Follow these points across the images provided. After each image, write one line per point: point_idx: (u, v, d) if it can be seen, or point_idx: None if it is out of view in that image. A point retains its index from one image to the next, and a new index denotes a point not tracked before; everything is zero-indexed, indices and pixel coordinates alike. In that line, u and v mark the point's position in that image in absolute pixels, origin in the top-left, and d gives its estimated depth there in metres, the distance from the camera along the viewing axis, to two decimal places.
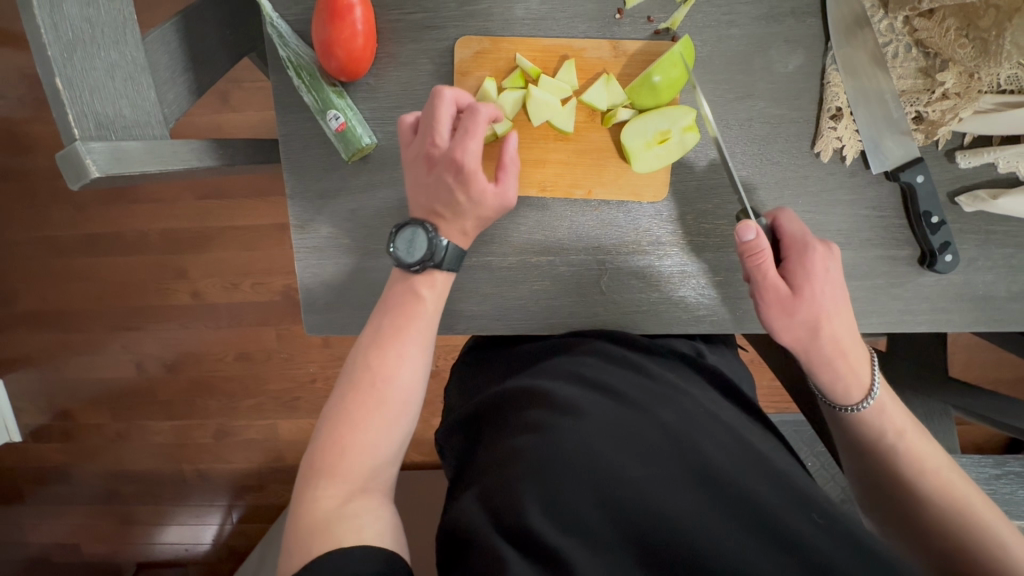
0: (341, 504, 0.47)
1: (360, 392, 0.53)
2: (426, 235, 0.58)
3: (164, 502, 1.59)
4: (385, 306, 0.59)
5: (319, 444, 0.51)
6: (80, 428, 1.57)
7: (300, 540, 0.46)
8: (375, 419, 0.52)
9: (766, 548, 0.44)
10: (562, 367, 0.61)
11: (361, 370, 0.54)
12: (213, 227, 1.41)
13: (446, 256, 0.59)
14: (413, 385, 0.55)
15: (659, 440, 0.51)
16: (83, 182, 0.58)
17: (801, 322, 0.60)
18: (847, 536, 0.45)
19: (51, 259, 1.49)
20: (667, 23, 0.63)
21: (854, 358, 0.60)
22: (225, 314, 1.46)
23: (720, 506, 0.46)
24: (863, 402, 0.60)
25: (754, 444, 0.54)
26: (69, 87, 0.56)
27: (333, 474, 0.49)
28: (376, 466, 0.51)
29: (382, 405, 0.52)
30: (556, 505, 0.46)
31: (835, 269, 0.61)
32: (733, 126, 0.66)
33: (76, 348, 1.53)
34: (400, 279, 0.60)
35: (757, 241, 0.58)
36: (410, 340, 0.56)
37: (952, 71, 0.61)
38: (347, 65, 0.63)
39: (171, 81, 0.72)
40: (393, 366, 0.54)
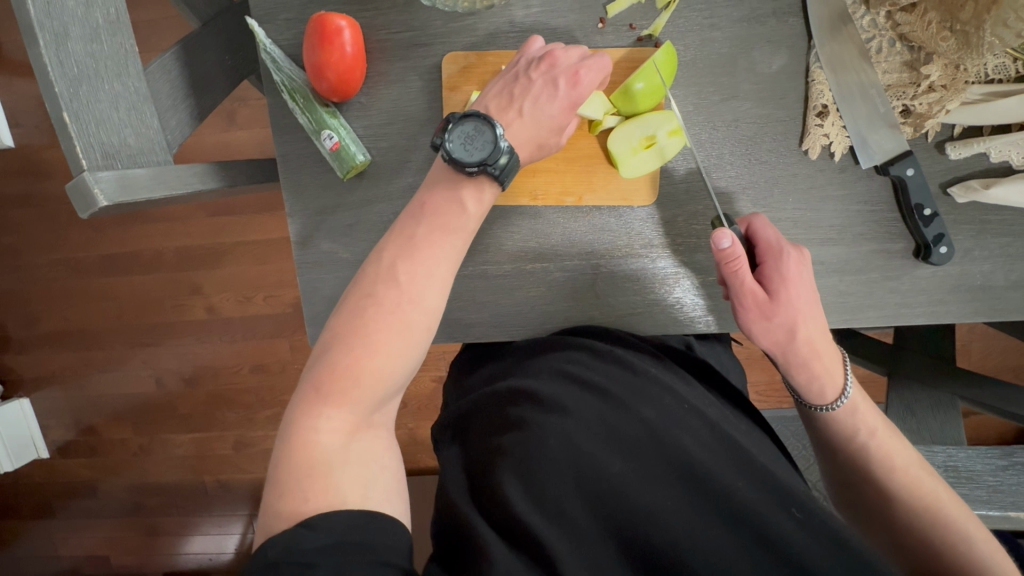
0: (343, 437, 0.47)
1: (385, 308, 0.52)
2: (490, 133, 0.57)
3: (187, 513, 1.63)
4: (421, 213, 0.57)
5: (331, 359, 0.50)
6: (104, 443, 1.61)
7: (296, 467, 0.45)
8: (395, 342, 0.51)
9: (741, 543, 0.46)
10: (547, 364, 0.61)
11: (386, 283, 0.53)
12: (225, 243, 1.45)
13: (503, 167, 0.58)
14: (434, 311, 0.54)
15: (642, 437, 0.52)
16: (93, 211, 0.61)
17: (780, 323, 0.61)
18: (824, 530, 0.46)
19: (72, 280, 1.54)
20: (649, 30, 0.64)
21: (831, 359, 0.61)
22: (240, 327, 1.49)
23: (698, 503, 0.48)
24: (836, 401, 0.60)
25: (735, 437, 0.54)
26: (76, 120, 0.59)
27: (343, 397, 0.48)
28: (386, 392, 0.51)
29: (406, 325, 0.52)
30: (541, 501, 0.48)
31: (807, 273, 0.62)
32: (720, 127, 0.66)
33: (98, 366, 1.57)
34: (445, 183, 0.59)
35: (733, 248, 0.59)
36: (437, 263, 0.55)
37: (936, 64, 0.60)
38: (338, 86, 0.65)
39: (173, 108, 0.75)
40: (420, 288, 0.53)
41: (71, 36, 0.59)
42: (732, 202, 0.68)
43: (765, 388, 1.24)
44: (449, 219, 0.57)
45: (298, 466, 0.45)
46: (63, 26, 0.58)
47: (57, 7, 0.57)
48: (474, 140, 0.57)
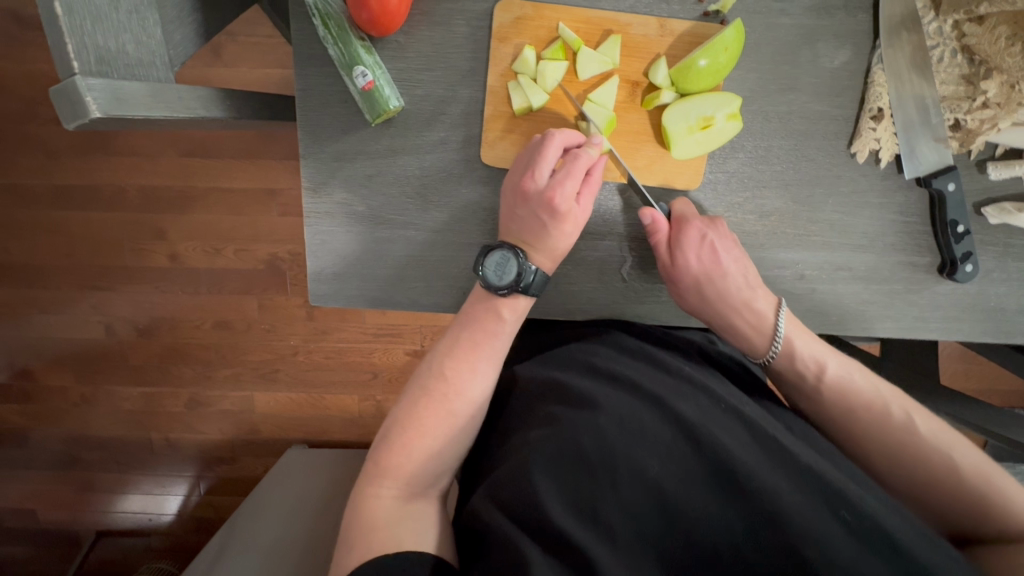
0: (399, 505, 0.50)
1: (436, 400, 0.55)
2: (517, 260, 0.58)
3: (129, 470, 1.53)
4: (465, 318, 0.60)
5: (390, 440, 0.53)
6: (42, 389, 1.48)
7: (358, 533, 0.48)
8: (441, 428, 0.54)
9: (786, 549, 0.43)
10: (575, 357, 0.60)
11: (434, 378, 0.56)
12: (198, 187, 1.34)
13: (533, 281, 0.58)
14: (481, 402, 0.57)
15: (676, 435, 0.50)
16: (81, 122, 0.52)
17: (688, 287, 0.64)
18: (878, 542, 0.42)
19: (17, 208, 1.39)
20: (717, 6, 0.61)
21: (752, 311, 0.64)
22: (205, 279, 1.39)
23: (739, 506, 0.45)
24: (770, 350, 0.64)
25: (772, 434, 0.51)
26: (70, 13, 0.50)
27: (395, 476, 0.51)
28: (435, 473, 0.53)
29: (452, 416, 0.55)
30: (575, 501, 0.45)
31: (714, 234, 0.63)
32: (773, 119, 0.64)
33: (41, 306, 1.44)
34: (482, 299, 0.59)
35: (655, 225, 0.63)
36: (483, 357, 0.57)
37: (995, 81, 0.60)
38: (379, 18, 0.58)
39: (178, 21, 0.66)
40: (465, 381, 0.56)
41: None
42: (773, 198, 0.66)
43: None
44: (500, 319, 0.59)
45: (361, 528, 0.48)
46: None
47: None
48: (503, 267, 0.58)
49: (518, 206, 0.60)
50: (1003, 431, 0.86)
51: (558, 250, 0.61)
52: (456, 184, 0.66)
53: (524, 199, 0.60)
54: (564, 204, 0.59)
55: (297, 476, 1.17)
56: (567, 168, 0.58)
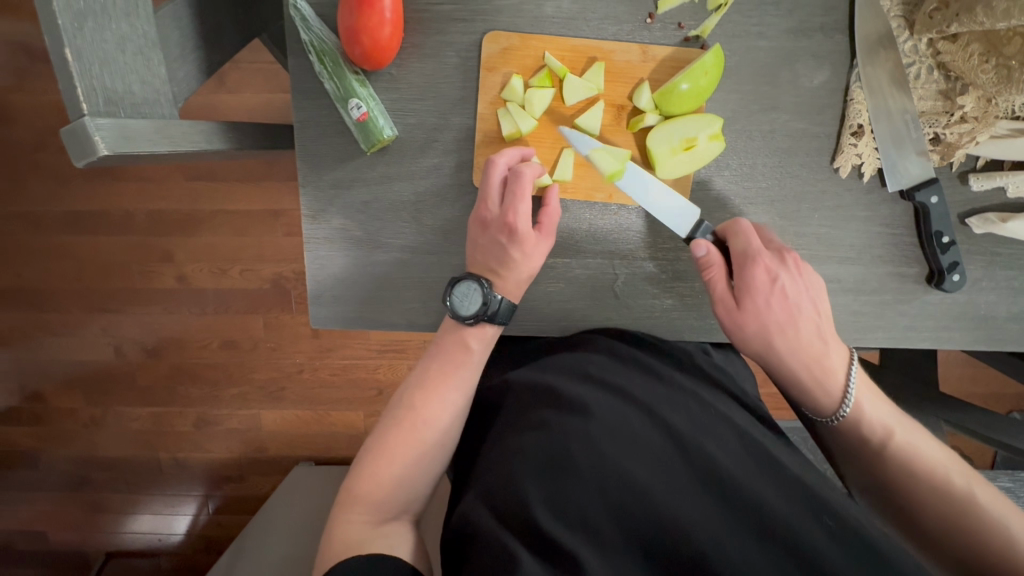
0: (370, 529, 0.52)
1: (407, 429, 0.56)
2: (481, 291, 0.60)
3: (139, 491, 1.55)
4: (435, 349, 0.61)
5: (362, 469, 0.55)
6: (53, 412, 1.51)
7: (330, 557, 0.50)
8: (411, 456, 0.55)
9: (770, 555, 0.44)
10: (568, 364, 0.61)
11: (404, 408, 0.58)
12: (203, 210, 1.38)
13: (499, 309, 0.60)
14: (451, 429, 0.58)
15: (665, 445, 0.51)
16: (89, 160, 0.55)
17: (755, 333, 0.62)
18: (857, 544, 0.44)
19: (29, 235, 1.43)
20: (697, 32, 0.64)
21: (824, 365, 0.61)
22: (212, 300, 1.42)
23: (726, 514, 0.46)
24: (839, 412, 0.61)
25: (761, 449, 0.53)
26: (78, 58, 0.53)
27: (365, 501, 0.53)
28: (407, 497, 0.55)
29: (421, 444, 0.56)
30: (566, 506, 0.46)
31: (784, 278, 0.61)
32: (756, 137, 0.66)
33: (51, 329, 1.47)
34: (451, 328, 0.62)
35: (709, 256, 0.63)
36: (453, 386, 0.59)
37: (971, 96, 0.62)
38: (371, 53, 0.61)
39: (181, 58, 0.69)
40: (434, 410, 0.57)
41: None
42: (759, 213, 0.68)
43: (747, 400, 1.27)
44: (469, 349, 0.60)
45: (333, 552, 0.50)
46: None
47: None
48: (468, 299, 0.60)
49: (478, 235, 0.63)
50: (1004, 437, 0.86)
51: (524, 275, 0.62)
52: (450, 207, 0.68)
53: (483, 228, 0.62)
54: (521, 227, 0.60)
55: (303, 494, 1.18)
56: (512, 190, 0.60)
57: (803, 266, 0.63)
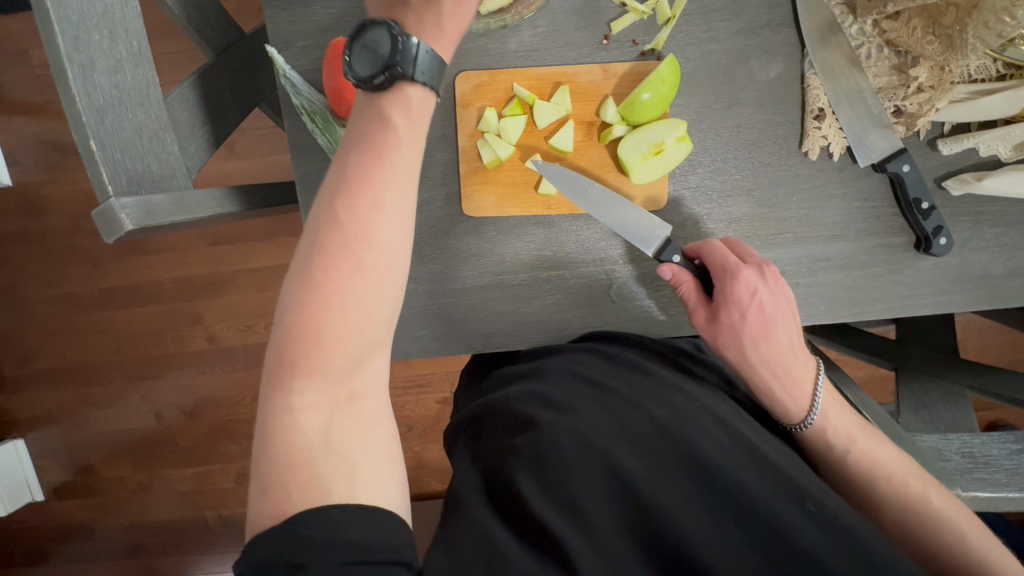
0: (323, 418, 0.43)
1: (342, 264, 0.44)
2: (388, 34, 0.47)
3: (189, 551, 1.59)
4: (358, 141, 0.47)
5: (291, 332, 0.43)
6: (104, 481, 1.58)
7: (277, 457, 0.42)
8: (350, 285, 0.44)
9: (754, 539, 0.48)
10: (560, 365, 0.65)
11: (328, 229, 0.44)
12: (226, 271, 1.46)
13: (416, 57, 0.47)
14: (394, 246, 0.46)
15: (651, 435, 0.55)
16: (118, 235, 0.61)
17: (726, 346, 0.65)
18: (837, 527, 0.48)
19: (71, 315, 1.53)
20: (651, 45, 0.68)
21: (792, 378, 0.63)
22: (242, 355, 1.49)
23: (710, 501, 0.51)
24: (807, 419, 0.63)
25: (745, 438, 0.57)
26: (102, 147, 0.61)
27: (304, 371, 0.43)
28: (358, 352, 0.44)
29: (362, 273, 0.44)
30: (556, 497, 0.50)
31: (763, 291, 0.64)
32: (723, 134, 0.70)
33: (97, 402, 1.55)
34: (364, 104, 0.49)
35: (676, 277, 0.67)
36: (387, 189, 0.45)
37: (923, 67, 0.64)
38: (356, 106, 0.67)
39: (191, 135, 0.77)
40: (369, 246, 0.44)
41: (97, 68, 0.62)
42: (738, 205, 0.71)
43: None
44: (400, 146, 0.47)
45: (282, 453, 0.42)
46: (90, 59, 0.61)
47: (84, 40, 0.61)
48: (372, 49, 0.47)
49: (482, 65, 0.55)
50: None
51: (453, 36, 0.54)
52: (445, 237, 0.72)
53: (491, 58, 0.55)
54: None
55: None
56: None
57: (779, 279, 0.65)
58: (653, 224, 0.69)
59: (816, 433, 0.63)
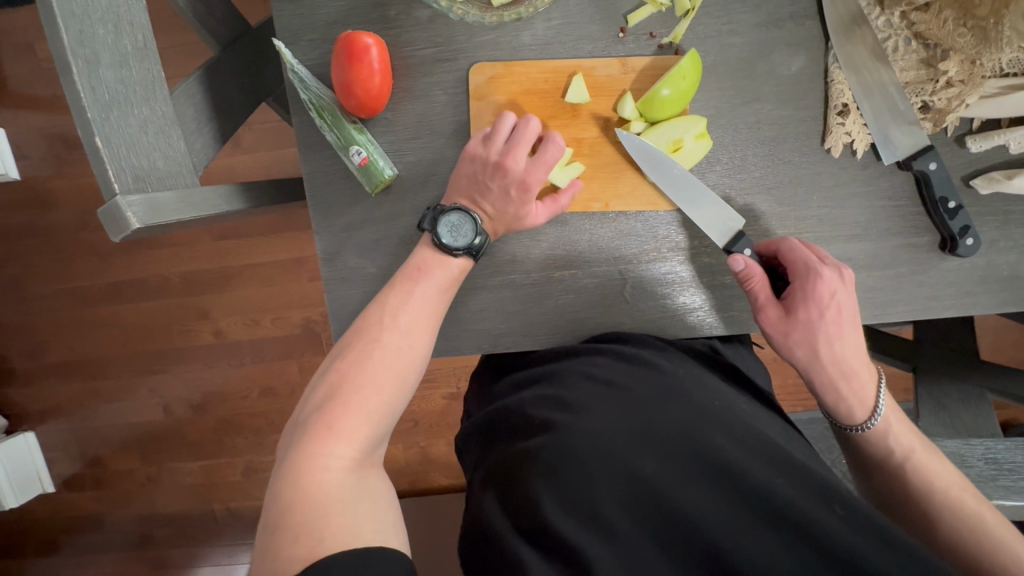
0: (346, 477, 0.49)
1: (383, 348, 0.57)
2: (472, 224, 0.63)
3: (197, 544, 1.59)
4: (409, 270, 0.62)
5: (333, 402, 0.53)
6: (113, 474, 1.59)
7: (304, 511, 0.45)
8: (384, 371, 0.56)
9: (783, 539, 0.47)
10: (574, 368, 0.64)
11: (370, 327, 0.58)
12: (234, 266, 1.45)
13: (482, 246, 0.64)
14: (417, 347, 0.60)
15: (671, 435, 0.54)
16: (124, 234, 0.61)
17: (800, 344, 0.63)
18: (866, 526, 0.48)
19: (78, 309, 1.53)
20: (669, 38, 0.66)
21: (858, 381, 0.64)
22: (249, 351, 1.49)
23: (734, 503, 0.50)
24: (869, 421, 0.64)
25: (766, 439, 0.56)
26: (108, 144, 0.60)
27: (338, 427, 0.51)
28: (379, 433, 0.54)
29: (392, 357, 0.57)
30: (575, 503, 0.50)
31: (843, 291, 0.63)
32: (743, 129, 0.68)
33: (105, 396, 1.56)
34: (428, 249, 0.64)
35: (748, 269, 0.64)
36: (418, 299, 0.61)
37: (953, 60, 0.62)
38: (365, 102, 0.66)
39: (197, 131, 0.76)
40: (398, 342, 0.58)
41: (102, 63, 0.61)
42: (757, 203, 0.69)
43: (782, 392, 1.32)
44: (428, 271, 0.63)
45: (312, 506, 0.46)
46: (95, 53, 0.60)
47: (89, 34, 0.59)
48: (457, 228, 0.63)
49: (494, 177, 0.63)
50: None
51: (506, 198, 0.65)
52: None
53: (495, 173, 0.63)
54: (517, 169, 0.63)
55: None
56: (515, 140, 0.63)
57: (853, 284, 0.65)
58: (726, 215, 0.67)
59: (878, 436, 0.63)
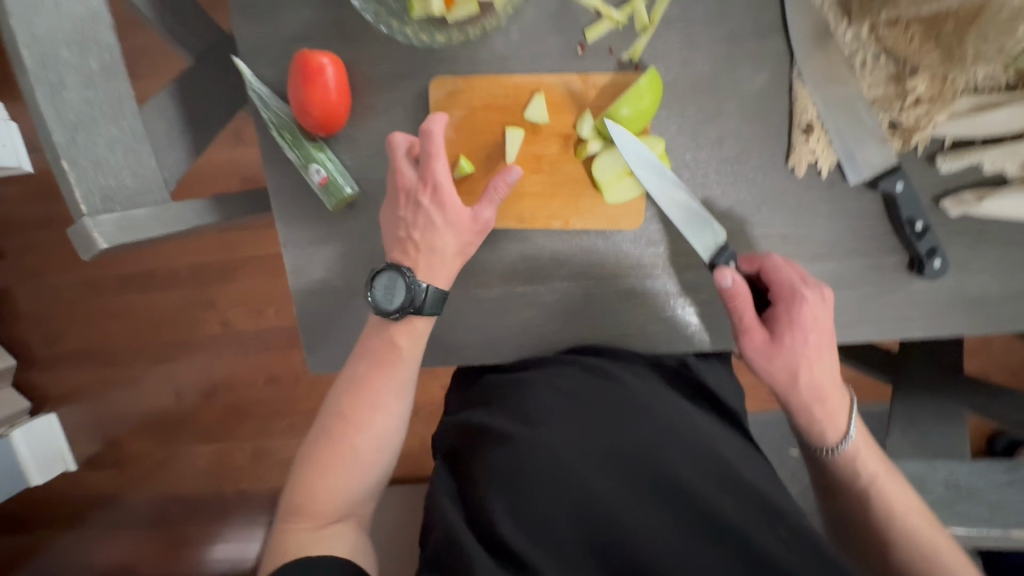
0: (312, 534, 0.56)
1: (344, 443, 0.59)
2: (404, 280, 0.62)
3: (209, 523, 1.67)
4: (361, 356, 0.63)
5: (319, 448, 0.60)
6: (128, 456, 1.67)
7: (283, 550, 0.55)
8: (342, 471, 0.59)
9: (726, 561, 0.49)
10: (540, 379, 0.65)
11: (336, 419, 0.61)
12: (237, 258, 1.50)
13: (426, 301, 0.62)
14: (387, 437, 0.61)
15: (628, 450, 0.56)
16: (93, 254, 0.63)
17: (779, 368, 0.61)
18: (808, 550, 0.49)
19: (90, 300, 1.60)
20: (628, 53, 0.65)
21: (832, 404, 0.62)
22: (252, 340, 1.54)
23: (682, 521, 0.51)
24: (839, 444, 0.62)
25: (724, 458, 0.58)
26: (74, 165, 0.62)
27: (307, 518, 0.57)
28: (351, 502, 0.59)
29: (356, 454, 0.59)
30: (526, 516, 0.51)
31: (826, 313, 0.61)
32: (703, 147, 0.66)
33: (117, 382, 1.63)
34: (378, 327, 0.64)
35: (735, 287, 0.60)
36: (384, 391, 0.62)
37: (922, 77, 0.60)
38: (323, 121, 0.66)
39: (170, 146, 0.78)
40: (368, 418, 0.60)
41: (68, 85, 0.63)
42: (720, 222, 0.67)
43: None
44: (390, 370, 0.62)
45: (283, 548, 0.56)
46: (60, 77, 0.62)
47: (53, 58, 0.61)
48: (393, 289, 0.62)
49: (421, 211, 0.63)
50: None
51: None
52: None
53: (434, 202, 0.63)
54: None
55: None
56: None
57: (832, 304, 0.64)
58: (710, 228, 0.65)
59: (847, 460, 0.62)
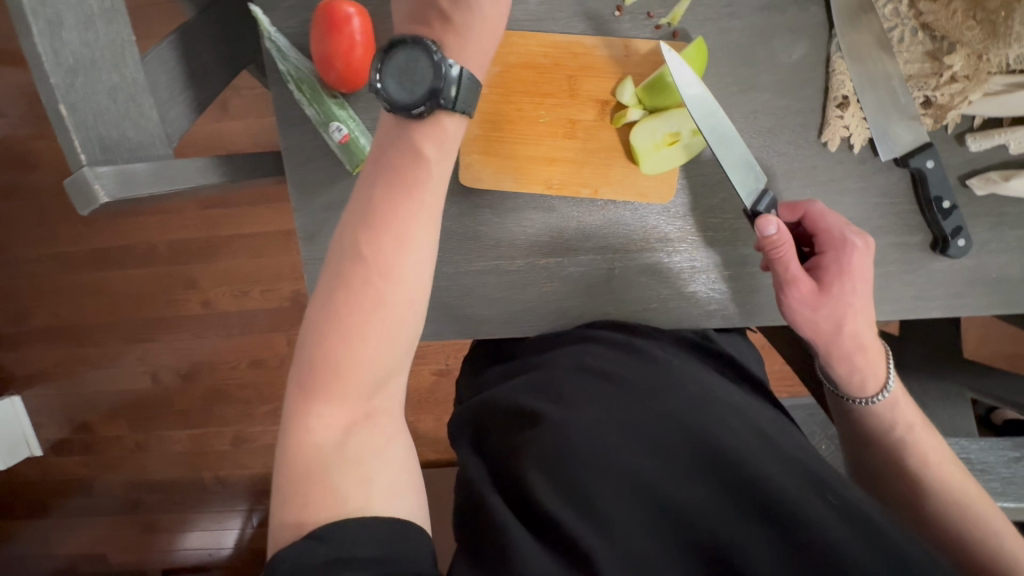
0: (340, 435, 0.43)
1: (361, 292, 0.44)
2: (427, 58, 0.48)
3: (186, 509, 1.60)
4: (378, 169, 0.48)
5: (331, 308, 0.44)
6: (100, 440, 1.59)
7: (297, 476, 0.42)
8: (372, 327, 0.44)
9: (776, 531, 0.46)
10: (565, 359, 0.63)
11: (350, 261, 0.45)
12: (221, 235, 1.43)
13: (458, 90, 0.49)
14: (417, 283, 0.46)
15: (667, 425, 0.53)
16: (93, 207, 0.59)
17: (827, 316, 0.61)
18: (860, 517, 0.46)
19: (62, 274, 1.51)
20: (666, 19, 0.64)
21: (872, 353, 0.62)
22: (237, 321, 1.47)
23: (729, 494, 0.49)
24: (878, 394, 0.63)
25: (764, 433, 0.55)
26: (74, 113, 0.57)
27: (330, 392, 0.43)
28: (381, 377, 0.45)
29: (382, 304, 0.44)
30: (568, 492, 0.49)
31: (869, 263, 0.62)
32: (739, 119, 0.65)
33: (91, 362, 1.55)
34: (394, 129, 0.50)
35: (779, 235, 0.59)
36: (413, 225, 0.46)
37: (959, 54, 0.61)
38: (346, 76, 0.63)
39: (171, 100, 0.72)
40: (391, 258, 0.45)
41: (66, 25, 0.57)
42: None
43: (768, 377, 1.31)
44: (419, 182, 0.48)
45: (298, 468, 0.42)
46: (57, 14, 0.56)
47: None
48: (408, 70, 0.48)
49: None
50: None
51: None
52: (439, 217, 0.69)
53: None
54: None
55: None
56: None
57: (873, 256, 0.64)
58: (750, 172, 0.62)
59: (884, 409, 0.63)
